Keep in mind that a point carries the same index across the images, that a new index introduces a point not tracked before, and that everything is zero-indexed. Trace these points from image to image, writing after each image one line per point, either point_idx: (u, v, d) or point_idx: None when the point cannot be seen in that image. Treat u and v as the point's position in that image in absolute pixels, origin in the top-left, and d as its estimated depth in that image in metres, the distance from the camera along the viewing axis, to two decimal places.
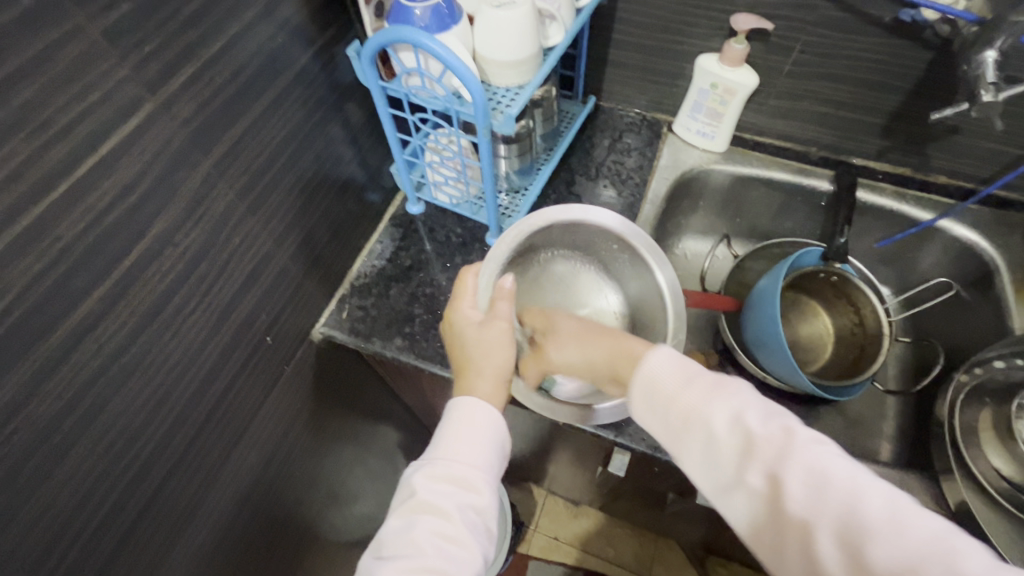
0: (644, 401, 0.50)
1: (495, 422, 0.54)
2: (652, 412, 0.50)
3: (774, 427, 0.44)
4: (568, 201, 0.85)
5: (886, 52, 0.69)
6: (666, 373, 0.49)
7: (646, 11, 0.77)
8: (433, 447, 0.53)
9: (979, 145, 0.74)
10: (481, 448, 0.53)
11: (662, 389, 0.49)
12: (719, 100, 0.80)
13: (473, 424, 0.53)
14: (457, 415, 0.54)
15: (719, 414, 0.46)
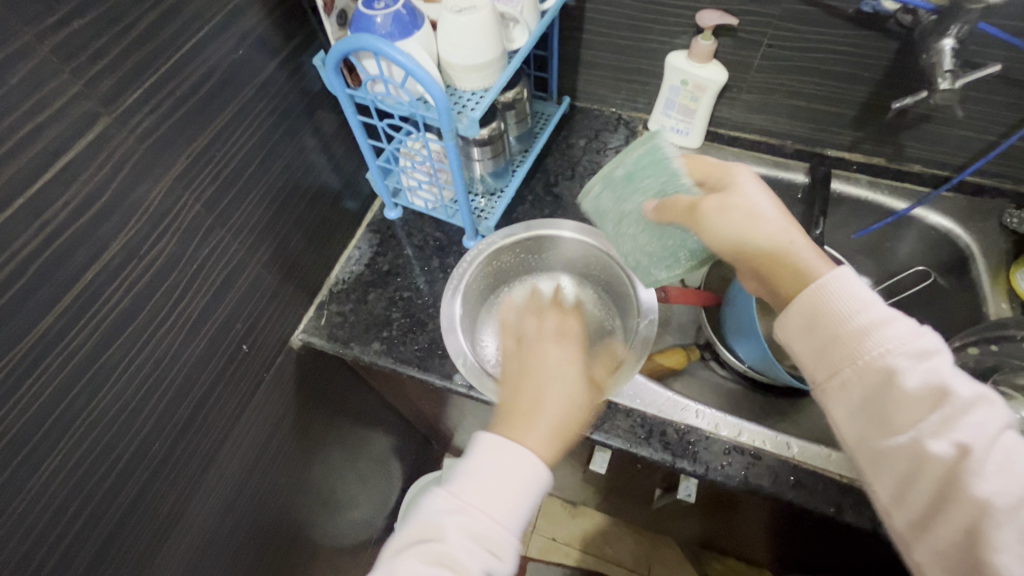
0: (805, 330, 0.46)
1: (542, 467, 0.47)
2: (813, 337, 0.45)
3: (967, 389, 0.39)
4: (544, 202, 0.85)
5: (851, 44, 0.70)
6: (844, 309, 0.44)
7: (614, 11, 0.77)
8: (462, 485, 0.45)
9: (949, 133, 0.75)
10: (524, 494, 0.46)
11: (835, 322, 0.44)
12: (691, 97, 0.81)
13: (527, 462, 0.46)
14: (491, 459, 0.46)
15: (896, 360, 0.40)
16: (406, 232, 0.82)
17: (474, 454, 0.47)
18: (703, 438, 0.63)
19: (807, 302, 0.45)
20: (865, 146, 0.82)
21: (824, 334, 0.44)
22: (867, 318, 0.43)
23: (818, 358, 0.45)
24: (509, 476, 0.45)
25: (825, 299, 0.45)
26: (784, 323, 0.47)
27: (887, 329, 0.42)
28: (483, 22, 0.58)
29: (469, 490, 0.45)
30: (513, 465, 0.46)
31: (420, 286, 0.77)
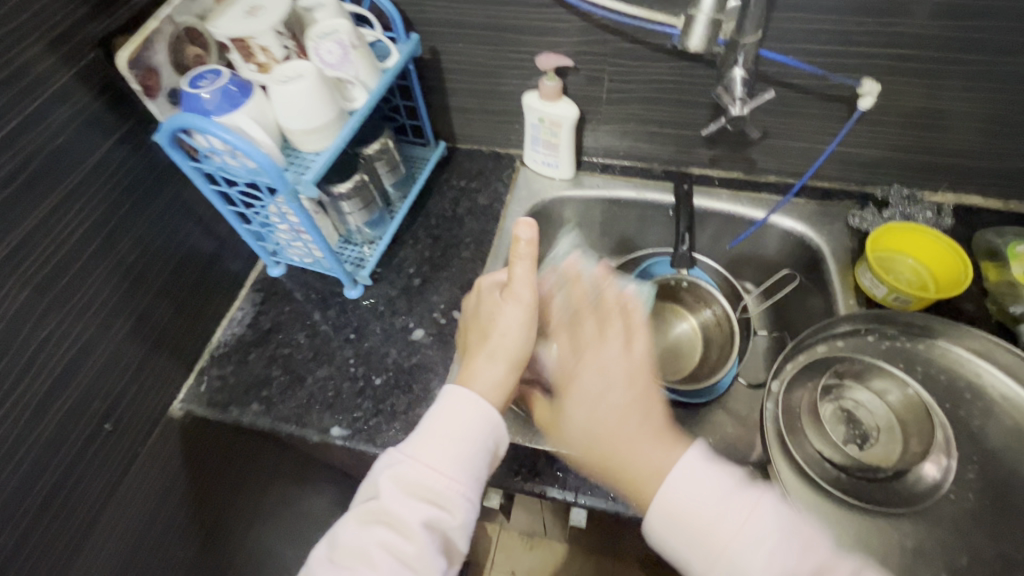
0: (667, 524, 0.49)
1: (488, 415, 0.54)
2: (679, 541, 0.48)
3: (808, 563, 0.44)
4: (427, 244, 0.87)
5: (680, 73, 0.75)
6: (691, 498, 0.48)
7: (467, 59, 0.82)
8: (413, 442, 0.53)
9: (788, 144, 0.80)
10: (471, 444, 0.53)
11: (687, 519, 0.48)
12: (551, 133, 0.85)
13: (468, 415, 0.53)
14: (448, 405, 0.54)
15: (727, 528, 0.46)
16: (290, 288, 0.83)
17: (431, 411, 0.54)
18: (574, 463, 0.65)
19: (660, 497, 0.49)
20: (722, 161, 0.86)
21: (653, 500, 0.50)
22: (707, 514, 0.47)
23: (687, 548, 0.48)
24: (455, 429, 0.53)
25: (673, 487, 0.49)
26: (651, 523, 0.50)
27: (703, 493, 0.48)
28: (312, 87, 0.61)
29: (416, 446, 0.52)
30: (457, 421, 0.53)
31: (301, 340, 0.78)
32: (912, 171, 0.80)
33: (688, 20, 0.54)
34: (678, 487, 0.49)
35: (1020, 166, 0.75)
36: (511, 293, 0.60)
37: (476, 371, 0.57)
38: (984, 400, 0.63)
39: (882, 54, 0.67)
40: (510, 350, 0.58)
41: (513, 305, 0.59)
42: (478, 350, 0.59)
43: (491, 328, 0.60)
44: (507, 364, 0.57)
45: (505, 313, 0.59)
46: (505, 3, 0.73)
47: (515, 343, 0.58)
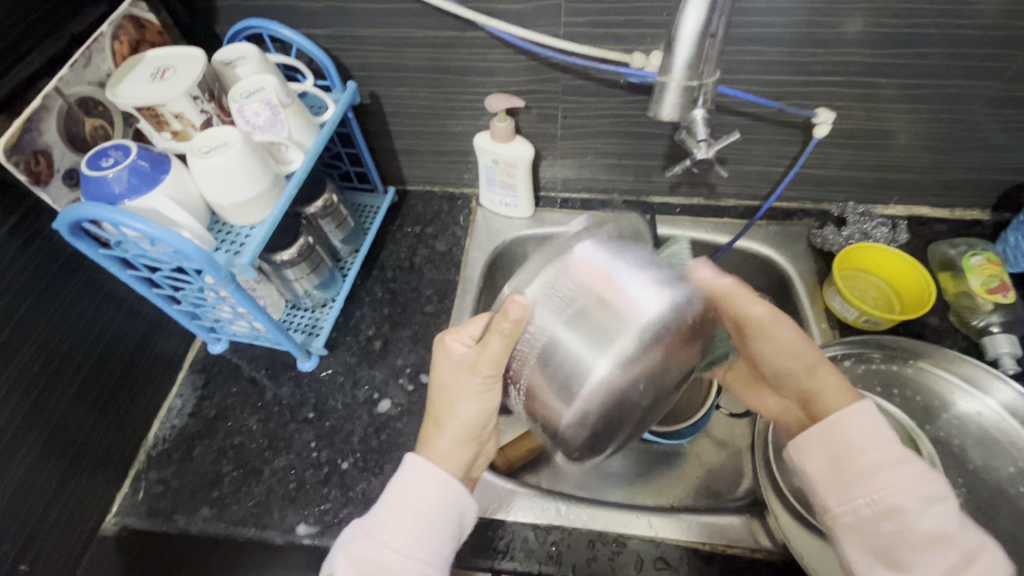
0: (825, 455, 0.50)
1: (447, 488, 0.50)
2: (825, 457, 0.50)
3: (939, 500, 0.45)
4: (385, 301, 0.81)
5: (635, 107, 0.72)
6: (869, 440, 0.48)
7: (411, 102, 0.77)
8: (372, 516, 0.49)
9: (747, 169, 0.79)
10: (428, 519, 0.49)
11: (864, 451, 0.48)
12: (506, 173, 0.82)
13: (425, 489, 0.49)
14: (407, 477, 0.50)
15: (905, 503, 0.45)
16: (235, 366, 0.75)
17: (389, 484, 0.51)
18: (567, 535, 0.61)
19: (830, 434, 0.50)
20: (682, 189, 0.85)
21: (855, 480, 0.48)
22: (882, 454, 0.47)
23: (832, 479, 0.49)
24: (410, 502, 0.49)
25: (849, 432, 0.49)
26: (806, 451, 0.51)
27: (900, 471, 0.46)
28: (237, 156, 0.54)
29: (377, 519, 0.49)
30: (416, 494, 0.49)
31: (253, 426, 0.70)
32: (865, 187, 0.81)
33: (659, 90, 0.51)
34: (842, 427, 0.50)
35: (965, 178, 0.77)
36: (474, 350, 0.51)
37: (435, 443, 0.52)
38: (959, 417, 0.65)
39: (832, 81, 0.66)
40: (470, 422, 0.52)
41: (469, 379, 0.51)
42: (435, 418, 0.54)
43: (443, 395, 0.53)
44: (456, 438, 0.52)
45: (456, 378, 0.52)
46: (448, 45, 0.68)
47: (470, 420, 0.52)
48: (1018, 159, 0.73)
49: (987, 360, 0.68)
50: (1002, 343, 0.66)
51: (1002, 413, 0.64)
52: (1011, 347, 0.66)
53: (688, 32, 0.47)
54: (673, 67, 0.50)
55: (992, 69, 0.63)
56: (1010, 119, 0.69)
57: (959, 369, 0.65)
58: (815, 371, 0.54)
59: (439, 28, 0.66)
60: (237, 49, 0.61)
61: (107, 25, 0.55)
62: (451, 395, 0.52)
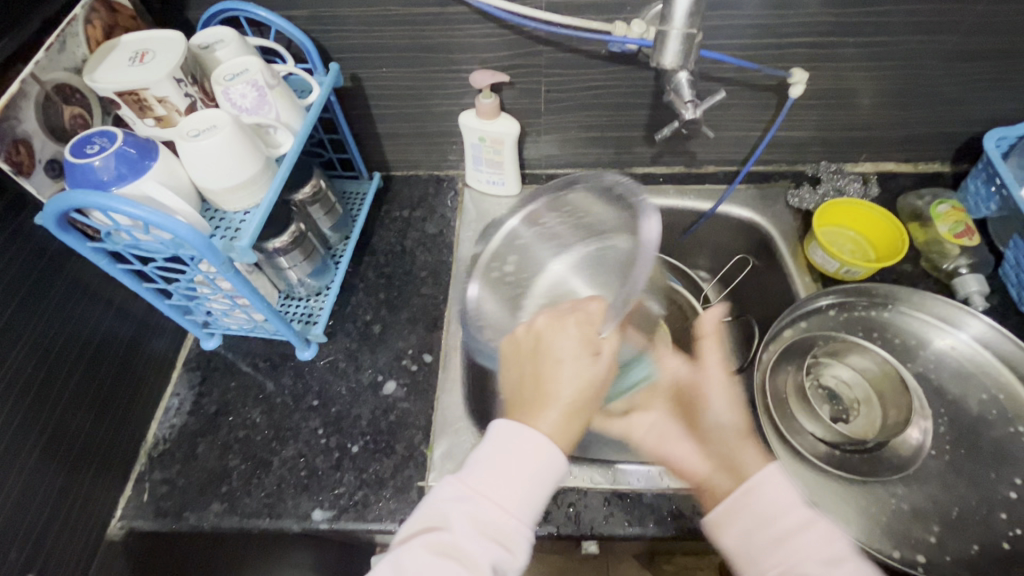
0: (744, 535, 0.49)
1: (552, 455, 0.46)
2: (739, 532, 0.49)
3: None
4: (379, 286, 0.80)
5: (616, 78, 0.74)
6: (777, 503, 0.49)
7: (391, 83, 0.76)
8: (473, 470, 0.46)
9: (726, 135, 0.82)
10: (536, 475, 0.46)
11: (771, 509, 0.49)
12: (492, 151, 0.82)
13: (529, 452, 0.46)
14: (503, 437, 0.47)
15: (826, 550, 0.46)
16: (231, 361, 0.74)
17: (491, 440, 0.47)
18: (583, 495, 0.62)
19: (739, 505, 0.50)
20: (664, 158, 0.87)
21: (761, 557, 0.48)
22: (796, 516, 0.48)
23: (749, 557, 0.48)
24: (511, 470, 0.45)
25: (763, 492, 0.49)
26: (719, 524, 0.50)
27: (811, 531, 0.47)
28: (227, 139, 0.53)
29: (480, 482, 0.45)
30: (524, 451, 0.46)
31: (258, 418, 0.69)
32: (836, 147, 0.85)
33: (660, 39, 0.53)
34: (759, 496, 0.49)
35: (924, 133, 0.82)
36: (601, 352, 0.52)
37: (540, 417, 0.48)
38: (935, 353, 0.69)
39: (804, 43, 0.69)
40: (576, 394, 0.49)
41: (583, 350, 0.51)
42: (539, 396, 0.50)
43: (550, 369, 0.51)
44: (568, 411, 0.49)
45: (576, 351, 0.51)
46: (428, 22, 0.68)
47: (580, 392, 0.50)
48: (975, 111, 0.78)
49: (959, 299, 0.72)
50: (971, 283, 0.71)
51: (974, 347, 0.68)
52: (980, 286, 0.71)
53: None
54: (673, 16, 0.52)
55: (949, 26, 0.67)
56: (965, 72, 0.73)
57: (935, 309, 0.69)
58: (736, 447, 0.54)
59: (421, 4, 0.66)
60: (215, 31, 0.59)
61: (80, 7, 0.54)
62: (556, 368, 0.50)
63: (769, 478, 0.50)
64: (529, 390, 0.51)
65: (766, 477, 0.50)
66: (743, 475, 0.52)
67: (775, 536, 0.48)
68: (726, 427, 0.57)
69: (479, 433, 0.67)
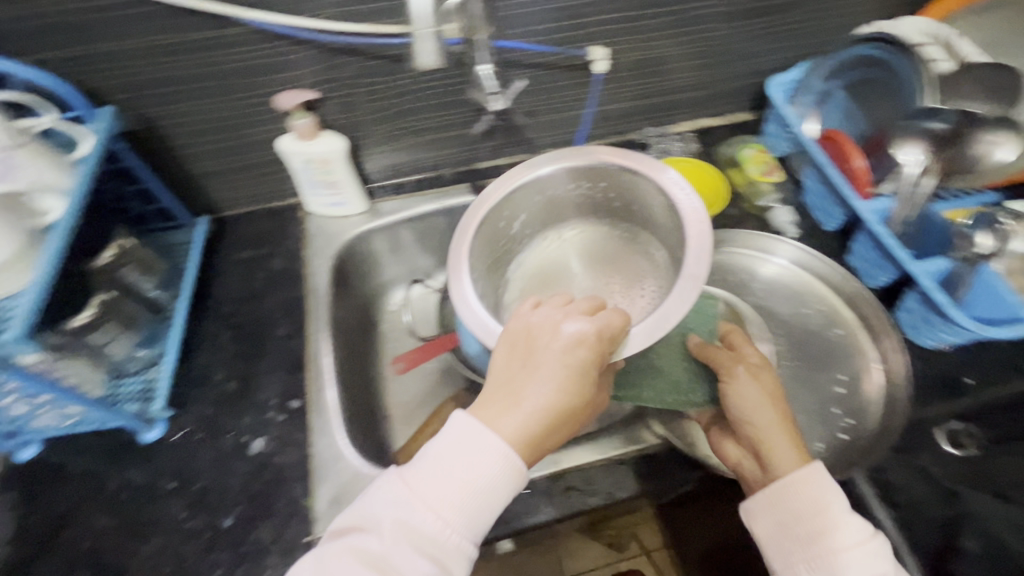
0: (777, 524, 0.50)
1: (503, 469, 0.44)
2: (773, 518, 0.50)
3: None
4: (228, 339, 0.73)
5: (433, 78, 0.73)
6: (815, 507, 0.49)
7: (189, 118, 0.69)
8: (417, 472, 0.45)
9: (556, 118, 0.85)
10: (476, 489, 0.44)
11: (813, 513, 0.49)
12: (324, 171, 0.77)
13: (467, 465, 0.44)
14: (450, 440, 0.45)
15: (859, 556, 0.46)
16: (60, 465, 0.63)
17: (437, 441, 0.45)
18: None
19: (779, 500, 0.50)
20: (505, 149, 0.89)
21: (795, 548, 0.49)
22: (831, 518, 0.48)
23: (778, 548, 0.50)
24: (455, 471, 0.44)
25: (802, 490, 0.49)
26: (753, 512, 0.52)
27: (847, 535, 0.47)
28: None
29: (426, 480, 0.44)
30: (463, 463, 0.44)
31: (104, 522, 0.60)
32: (656, 113, 0.91)
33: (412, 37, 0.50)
34: (793, 494, 0.50)
35: (725, 88, 0.90)
36: (587, 337, 0.47)
37: (500, 420, 0.45)
38: (763, 283, 0.77)
39: (599, 22, 0.72)
40: (540, 420, 0.44)
41: (582, 356, 0.46)
42: (508, 397, 0.45)
43: (528, 363, 0.46)
44: (525, 427, 0.44)
45: (566, 354, 0.46)
46: (209, 47, 0.62)
47: (559, 397, 0.45)
48: (760, 62, 0.87)
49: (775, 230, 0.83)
50: (781, 215, 0.82)
51: (792, 269, 0.77)
52: (788, 216, 0.83)
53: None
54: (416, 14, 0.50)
55: None
56: (743, 29, 0.81)
57: (753, 243, 0.78)
58: (765, 435, 0.53)
59: (190, 27, 0.60)
60: None
61: None
62: (539, 368, 0.46)
63: (810, 478, 0.50)
64: (501, 381, 0.47)
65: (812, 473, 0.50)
66: (772, 464, 0.52)
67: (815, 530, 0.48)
68: (752, 423, 0.54)
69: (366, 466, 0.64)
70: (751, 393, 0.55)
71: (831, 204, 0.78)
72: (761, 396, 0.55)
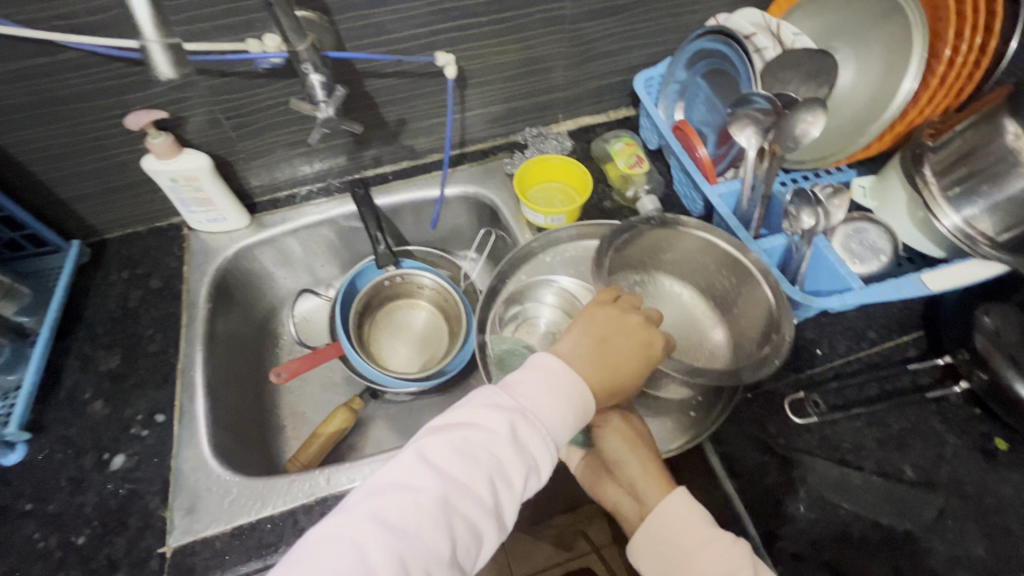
0: (654, 560, 0.52)
1: (540, 429, 0.48)
2: (654, 557, 0.52)
3: None
4: (100, 358, 0.73)
5: (289, 92, 0.74)
6: (683, 530, 0.51)
7: (44, 143, 0.70)
8: (517, 385, 0.50)
9: (431, 124, 0.88)
10: (550, 418, 0.49)
11: (688, 537, 0.51)
12: (194, 189, 0.78)
13: (557, 380, 0.50)
14: (553, 366, 0.51)
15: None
16: None
17: (493, 390, 0.50)
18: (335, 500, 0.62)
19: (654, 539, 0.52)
20: (387, 157, 0.91)
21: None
22: (696, 538, 0.51)
23: None
24: (544, 390, 0.49)
25: (670, 522, 0.51)
26: (637, 549, 0.53)
27: (713, 550, 0.50)
28: None
29: (478, 418, 0.48)
30: (553, 390, 0.49)
31: None
32: (533, 114, 0.94)
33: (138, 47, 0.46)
34: (662, 524, 0.52)
35: (599, 86, 0.93)
36: (635, 349, 0.55)
37: (576, 364, 0.52)
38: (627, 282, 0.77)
39: (448, 29, 0.75)
40: (619, 380, 0.53)
41: (646, 347, 0.55)
42: (578, 355, 0.53)
43: (601, 335, 0.54)
44: (611, 377, 0.53)
45: (632, 333, 0.55)
46: (45, 73, 0.63)
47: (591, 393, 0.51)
48: (627, 59, 0.90)
49: None
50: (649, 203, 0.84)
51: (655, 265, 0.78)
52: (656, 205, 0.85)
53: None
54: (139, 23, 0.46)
55: None
56: (600, 29, 0.84)
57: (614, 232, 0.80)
58: (635, 480, 0.55)
59: (17, 56, 0.60)
60: None
61: None
62: (615, 334, 0.55)
63: (675, 506, 0.52)
64: (592, 333, 0.55)
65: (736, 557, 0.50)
66: (648, 502, 0.53)
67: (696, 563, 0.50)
68: (635, 475, 0.55)
69: (227, 475, 0.65)
70: (628, 450, 0.56)
71: (689, 189, 0.81)
72: (626, 446, 0.56)
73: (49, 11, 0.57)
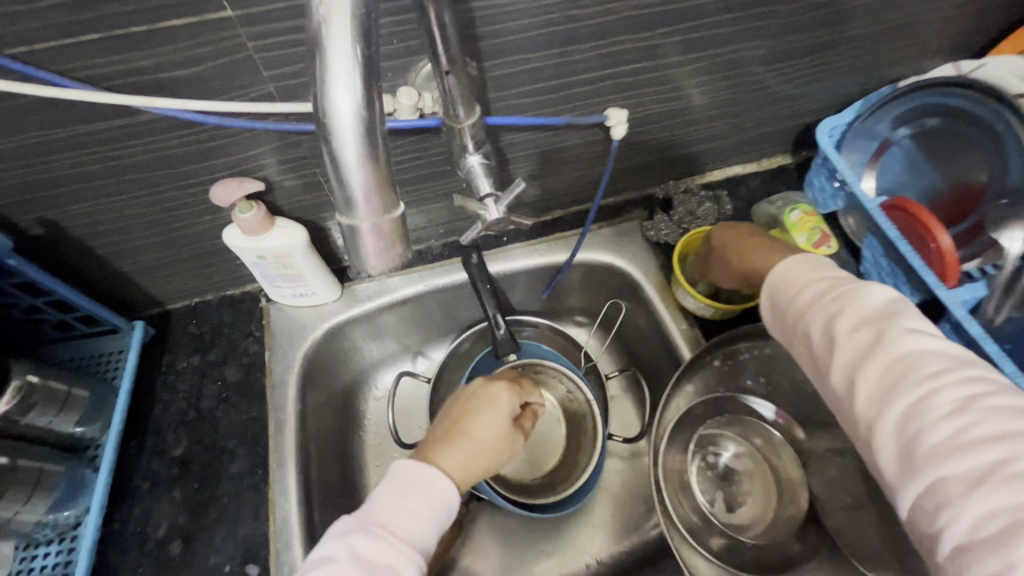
0: (845, 316, 0.44)
1: (433, 515, 0.44)
2: (828, 330, 0.45)
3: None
4: (173, 479, 0.60)
5: (408, 150, 0.58)
6: (853, 304, 0.44)
7: (104, 216, 0.55)
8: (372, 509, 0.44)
9: (562, 179, 0.71)
10: (435, 508, 0.44)
11: (857, 311, 0.44)
12: (282, 266, 0.63)
13: (435, 487, 0.45)
14: (411, 478, 0.45)
15: (885, 352, 0.41)
16: None
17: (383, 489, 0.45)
18: None
19: (794, 316, 0.48)
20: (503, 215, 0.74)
21: (884, 398, 0.40)
22: (908, 367, 0.40)
23: (826, 348, 0.45)
24: (413, 499, 0.44)
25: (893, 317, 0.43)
26: (807, 326, 0.47)
27: (951, 394, 0.38)
28: None
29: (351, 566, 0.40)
30: (423, 488, 0.45)
31: None
32: (679, 165, 0.77)
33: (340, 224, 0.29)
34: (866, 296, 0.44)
35: (764, 132, 0.75)
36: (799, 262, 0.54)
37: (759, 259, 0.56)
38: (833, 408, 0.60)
39: (613, 74, 0.58)
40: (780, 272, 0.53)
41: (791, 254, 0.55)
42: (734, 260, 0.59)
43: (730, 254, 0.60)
44: (472, 451, 0.50)
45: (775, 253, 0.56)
46: (110, 141, 0.47)
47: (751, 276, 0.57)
48: (806, 103, 0.72)
49: None
50: None
51: None
52: None
53: (349, 111, 0.25)
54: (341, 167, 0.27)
55: (770, 26, 0.58)
56: (788, 70, 0.66)
57: None
58: None
59: (76, 122, 0.45)
60: None
61: None
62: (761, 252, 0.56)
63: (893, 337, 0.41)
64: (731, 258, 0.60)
65: (895, 301, 0.43)
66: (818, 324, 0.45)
67: (867, 327, 0.43)
68: (867, 314, 0.43)
69: None
70: (920, 341, 0.40)
71: (900, 284, 0.64)
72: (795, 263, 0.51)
73: (121, 67, 0.42)
